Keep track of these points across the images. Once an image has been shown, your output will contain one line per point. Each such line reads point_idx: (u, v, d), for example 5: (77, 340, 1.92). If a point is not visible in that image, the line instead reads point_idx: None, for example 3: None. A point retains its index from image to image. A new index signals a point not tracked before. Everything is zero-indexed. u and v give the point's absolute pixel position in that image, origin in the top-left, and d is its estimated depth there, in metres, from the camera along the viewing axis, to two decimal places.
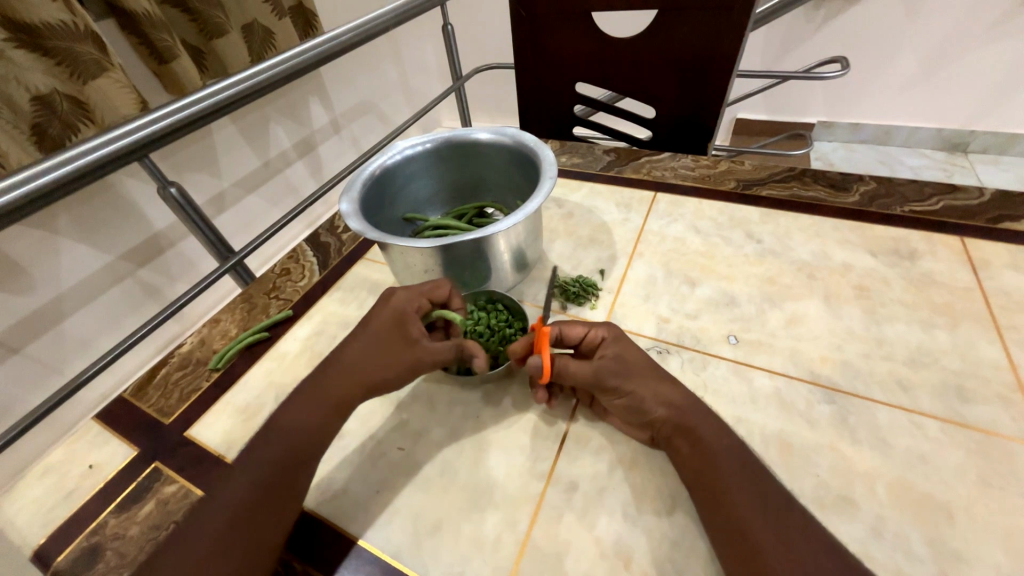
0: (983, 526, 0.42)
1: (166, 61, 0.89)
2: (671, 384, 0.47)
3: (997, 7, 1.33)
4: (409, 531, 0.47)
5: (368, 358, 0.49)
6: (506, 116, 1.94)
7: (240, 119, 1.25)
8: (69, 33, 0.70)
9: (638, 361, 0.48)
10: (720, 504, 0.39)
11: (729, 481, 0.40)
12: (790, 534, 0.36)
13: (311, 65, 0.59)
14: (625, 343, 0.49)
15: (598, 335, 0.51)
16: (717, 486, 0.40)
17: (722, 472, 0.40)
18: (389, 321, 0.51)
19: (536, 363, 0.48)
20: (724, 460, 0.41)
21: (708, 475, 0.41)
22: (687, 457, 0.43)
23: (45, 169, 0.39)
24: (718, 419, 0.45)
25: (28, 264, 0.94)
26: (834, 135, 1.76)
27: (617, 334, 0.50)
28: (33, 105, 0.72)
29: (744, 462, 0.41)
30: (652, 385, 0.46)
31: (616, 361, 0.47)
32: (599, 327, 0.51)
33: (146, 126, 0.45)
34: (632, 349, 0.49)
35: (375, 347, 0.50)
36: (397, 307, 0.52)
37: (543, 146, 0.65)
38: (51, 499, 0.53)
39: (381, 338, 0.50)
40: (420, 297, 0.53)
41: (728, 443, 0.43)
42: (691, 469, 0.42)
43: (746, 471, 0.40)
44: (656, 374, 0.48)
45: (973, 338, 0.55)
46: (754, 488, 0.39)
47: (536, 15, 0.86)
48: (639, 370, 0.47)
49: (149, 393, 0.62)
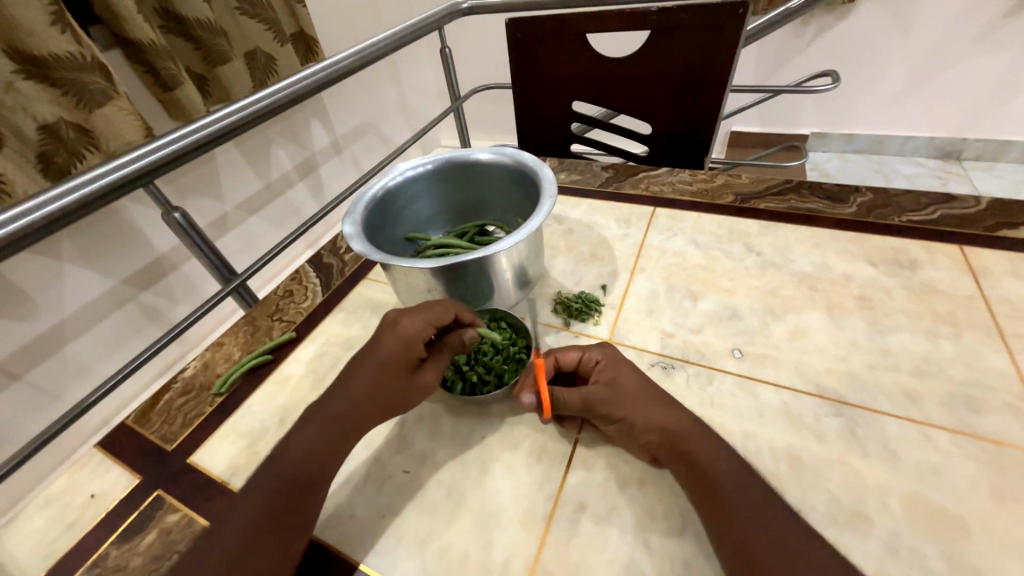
0: (1001, 541, 0.41)
1: (170, 88, 0.90)
2: (667, 407, 0.46)
3: (982, 19, 1.36)
4: (416, 557, 0.46)
5: (384, 388, 0.50)
6: (504, 134, 1.96)
7: (242, 143, 1.27)
8: (76, 64, 0.72)
9: (631, 386, 0.48)
10: (729, 531, 0.38)
11: (738, 506, 0.39)
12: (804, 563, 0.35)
13: (314, 89, 0.61)
14: (618, 365, 0.50)
15: (593, 357, 0.51)
16: (726, 512, 0.39)
17: (731, 497, 0.39)
18: (400, 350, 0.50)
19: (530, 398, 0.49)
20: (731, 485, 0.40)
21: (716, 501, 0.39)
22: (692, 481, 0.42)
23: (54, 197, 0.40)
24: (713, 435, 0.44)
25: (31, 291, 0.94)
26: (828, 146, 1.78)
27: (611, 356, 0.51)
28: (40, 134, 0.74)
29: (754, 486, 0.40)
30: (643, 410, 0.46)
31: (607, 386, 0.48)
32: (594, 349, 0.52)
33: (153, 153, 0.46)
34: (626, 371, 0.49)
35: (391, 378, 0.50)
36: (407, 335, 0.51)
37: (542, 165, 0.66)
38: (52, 530, 0.53)
39: (386, 365, 0.50)
40: (428, 326, 0.52)
41: (734, 465, 0.42)
42: (697, 495, 0.41)
43: (754, 494, 0.39)
44: (651, 398, 0.47)
45: (979, 347, 0.55)
46: (765, 513, 0.38)
47: (532, 37, 0.88)
48: (630, 394, 0.47)
49: (152, 419, 0.61)
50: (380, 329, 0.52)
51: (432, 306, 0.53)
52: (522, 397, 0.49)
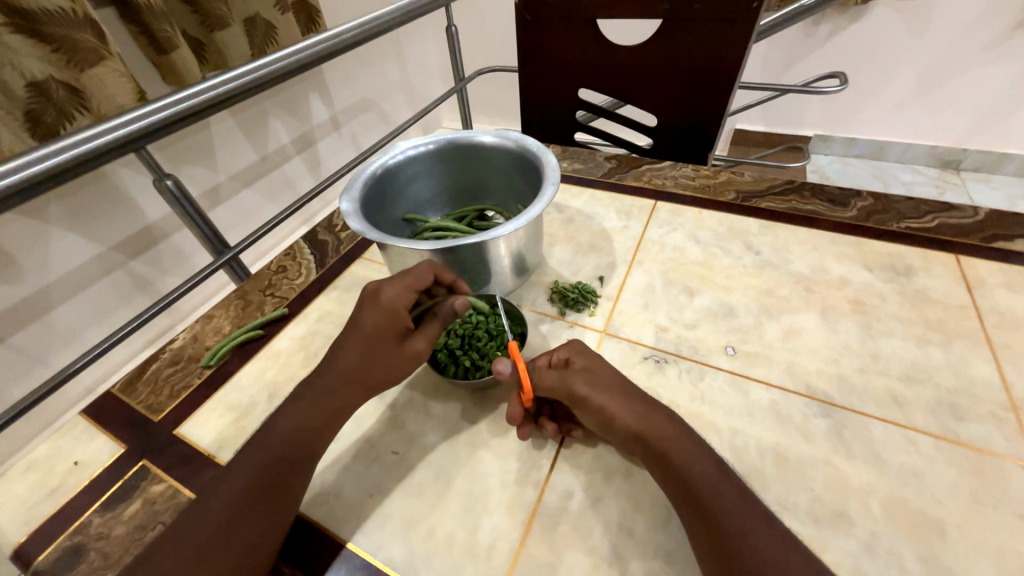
0: (975, 545, 0.42)
1: (165, 52, 0.87)
2: (647, 400, 0.46)
3: (995, 29, 1.35)
4: (402, 537, 0.46)
5: (375, 363, 0.49)
6: (506, 118, 1.94)
7: (239, 113, 1.24)
8: (65, 20, 0.69)
9: (607, 374, 0.47)
10: (710, 528, 0.37)
11: (718, 504, 0.38)
12: (789, 565, 0.34)
13: (316, 60, 0.59)
14: (589, 355, 0.49)
15: (562, 356, 0.49)
16: (708, 511, 0.38)
17: (711, 494, 0.39)
18: (385, 321, 0.49)
19: (507, 366, 0.48)
20: (712, 484, 0.39)
21: (697, 499, 0.39)
22: (669, 479, 0.41)
23: (40, 157, 0.38)
24: (688, 428, 0.44)
25: (16, 252, 0.92)
26: (831, 149, 1.78)
27: (579, 349, 0.49)
28: (28, 91, 0.71)
29: (733, 485, 0.40)
30: (620, 399, 0.45)
31: (587, 373, 0.47)
32: (559, 349, 0.49)
33: (145, 117, 0.44)
34: (599, 362, 0.48)
35: (380, 352, 0.49)
36: (390, 307, 0.49)
37: (546, 152, 0.64)
38: (33, 496, 0.52)
39: (372, 336, 0.49)
40: (407, 292, 0.50)
41: (709, 458, 0.41)
42: (677, 494, 0.40)
43: (729, 488, 0.39)
44: (628, 390, 0.46)
45: (968, 356, 0.56)
46: (744, 512, 0.38)
47: (541, 19, 0.86)
48: (608, 383, 0.46)
49: (139, 389, 0.61)
50: (361, 303, 0.50)
51: (413, 274, 0.51)
52: (498, 366, 0.48)
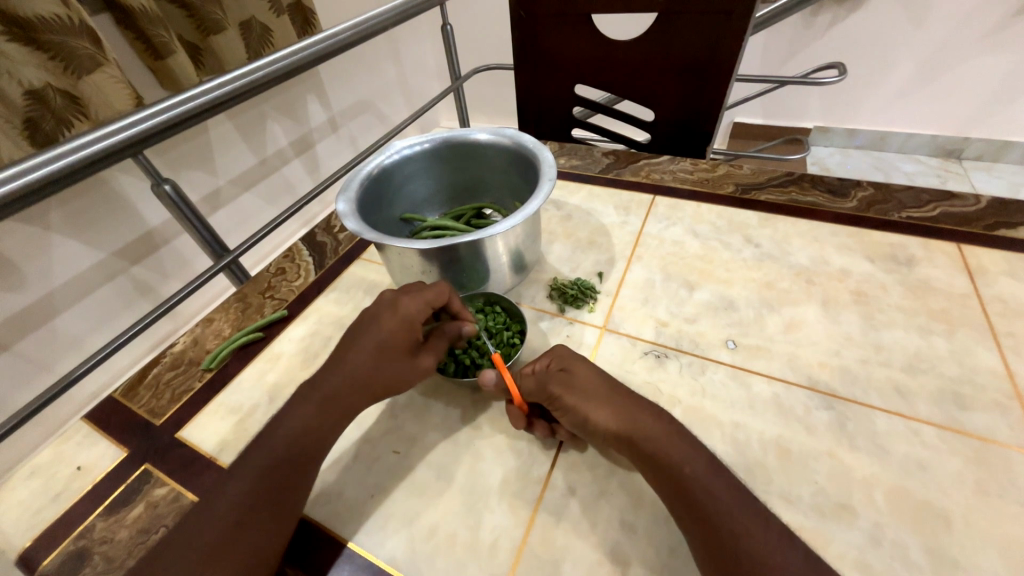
0: (981, 534, 0.42)
1: (161, 57, 0.88)
2: (631, 400, 0.45)
3: (993, 16, 1.34)
4: (404, 537, 0.46)
5: (381, 371, 0.49)
6: (505, 117, 1.94)
7: (237, 117, 1.24)
8: (62, 27, 0.69)
9: (585, 374, 0.47)
10: (706, 533, 0.37)
11: (713, 508, 0.37)
12: (788, 569, 0.34)
13: (310, 62, 0.58)
14: (568, 357, 0.48)
15: (542, 364, 0.49)
16: (704, 515, 0.37)
17: (704, 497, 0.38)
18: (399, 331, 0.50)
19: (492, 377, 0.49)
20: (706, 486, 0.39)
21: (691, 502, 0.38)
22: (661, 481, 0.40)
23: (38, 164, 0.38)
24: (679, 427, 0.43)
25: (18, 261, 0.93)
26: (831, 141, 1.77)
27: (559, 353, 0.49)
28: (26, 99, 0.71)
29: (728, 483, 0.39)
30: (599, 401, 0.44)
31: (562, 374, 0.47)
32: (541, 357, 0.49)
33: (139, 123, 0.44)
34: (578, 363, 0.48)
35: (388, 361, 0.50)
36: (406, 318, 0.51)
37: (541, 149, 0.64)
38: (38, 501, 0.52)
39: (384, 344, 0.50)
40: (425, 307, 0.51)
41: (703, 458, 0.41)
42: (670, 496, 0.40)
43: (725, 489, 0.39)
44: (611, 391, 0.45)
45: (971, 345, 0.55)
46: (741, 514, 0.37)
47: (536, 16, 0.86)
48: (587, 385, 0.46)
49: (141, 393, 0.61)
50: (378, 310, 0.51)
51: (433, 290, 0.52)
52: (484, 378, 0.49)
